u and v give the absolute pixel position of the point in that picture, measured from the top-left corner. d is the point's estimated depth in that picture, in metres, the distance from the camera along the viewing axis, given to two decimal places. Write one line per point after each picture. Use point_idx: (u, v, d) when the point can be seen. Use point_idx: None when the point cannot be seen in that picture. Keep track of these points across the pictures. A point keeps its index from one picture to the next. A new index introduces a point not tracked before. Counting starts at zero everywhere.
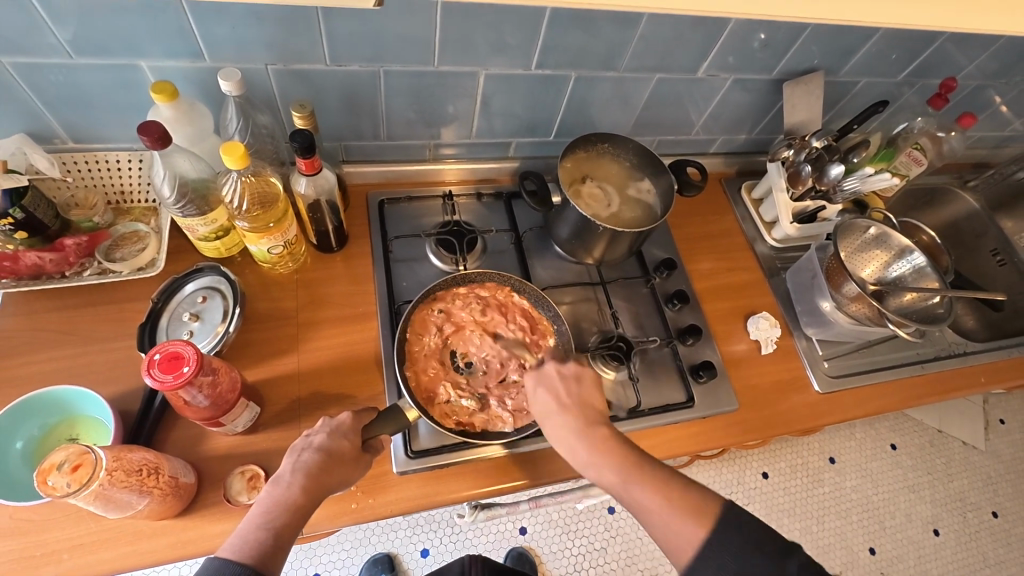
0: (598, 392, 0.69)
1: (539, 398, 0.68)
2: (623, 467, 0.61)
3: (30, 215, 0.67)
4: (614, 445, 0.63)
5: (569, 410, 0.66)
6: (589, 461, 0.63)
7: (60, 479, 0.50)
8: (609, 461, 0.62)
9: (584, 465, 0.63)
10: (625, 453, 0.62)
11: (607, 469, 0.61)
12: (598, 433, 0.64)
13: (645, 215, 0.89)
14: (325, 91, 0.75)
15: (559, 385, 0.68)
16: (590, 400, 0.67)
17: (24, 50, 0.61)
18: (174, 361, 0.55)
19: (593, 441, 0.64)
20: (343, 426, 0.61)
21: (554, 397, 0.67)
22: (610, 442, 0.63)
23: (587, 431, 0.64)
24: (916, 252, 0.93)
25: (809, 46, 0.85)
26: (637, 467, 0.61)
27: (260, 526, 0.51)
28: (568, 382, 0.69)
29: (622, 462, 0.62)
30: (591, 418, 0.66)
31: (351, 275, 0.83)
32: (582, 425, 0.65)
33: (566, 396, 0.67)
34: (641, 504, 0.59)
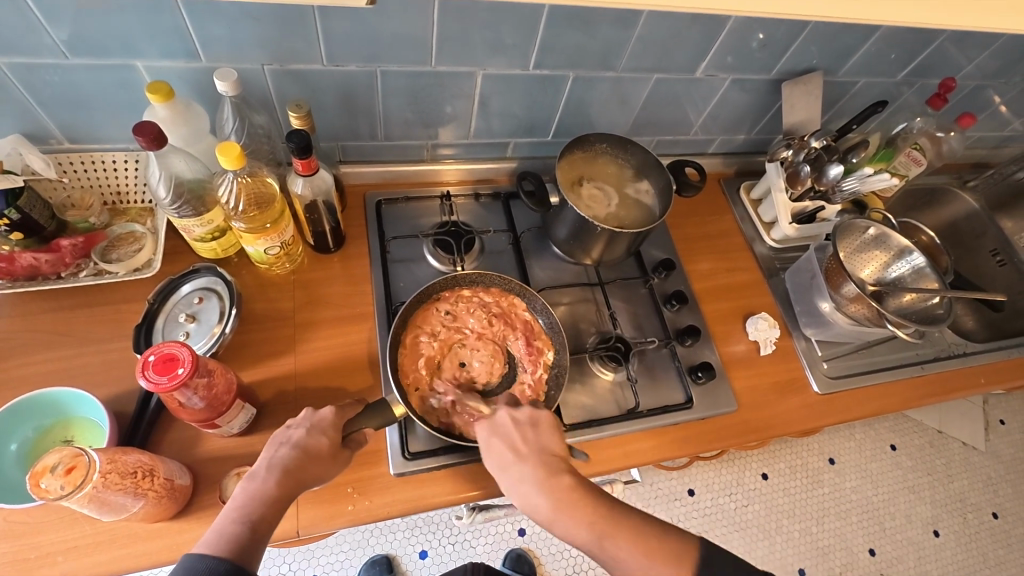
0: (555, 436, 0.65)
1: (495, 453, 0.63)
2: (596, 525, 0.58)
3: (26, 216, 0.67)
4: (579, 494, 0.60)
5: (527, 463, 0.61)
6: (553, 516, 0.59)
7: (53, 482, 0.49)
8: (581, 520, 0.58)
9: (549, 523, 0.59)
10: (591, 501, 0.60)
11: (577, 525, 0.58)
12: (562, 483, 0.60)
13: (644, 216, 0.88)
14: (322, 90, 0.74)
15: (514, 435, 0.64)
16: (547, 446, 0.63)
17: (18, 50, 0.60)
18: (169, 362, 0.54)
19: (555, 496, 0.59)
20: (324, 422, 0.60)
21: (510, 449, 0.63)
22: (575, 491, 0.60)
23: (549, 482, 0.60)
24: (916, 252, 0.93)
25: (808, 46, 0.84)
26: (607, 519, 0.59)
27: (236, 521, 0.50)
28: (522, 430, 0.64)
29: (594, 516, 0.59)
30: (549, 470, 0.61)
31: (349, 276, 0.83)
32: (543, 478, 0.60)
33: (523, 449, 0.62)
34: (618, 559, 0.57)
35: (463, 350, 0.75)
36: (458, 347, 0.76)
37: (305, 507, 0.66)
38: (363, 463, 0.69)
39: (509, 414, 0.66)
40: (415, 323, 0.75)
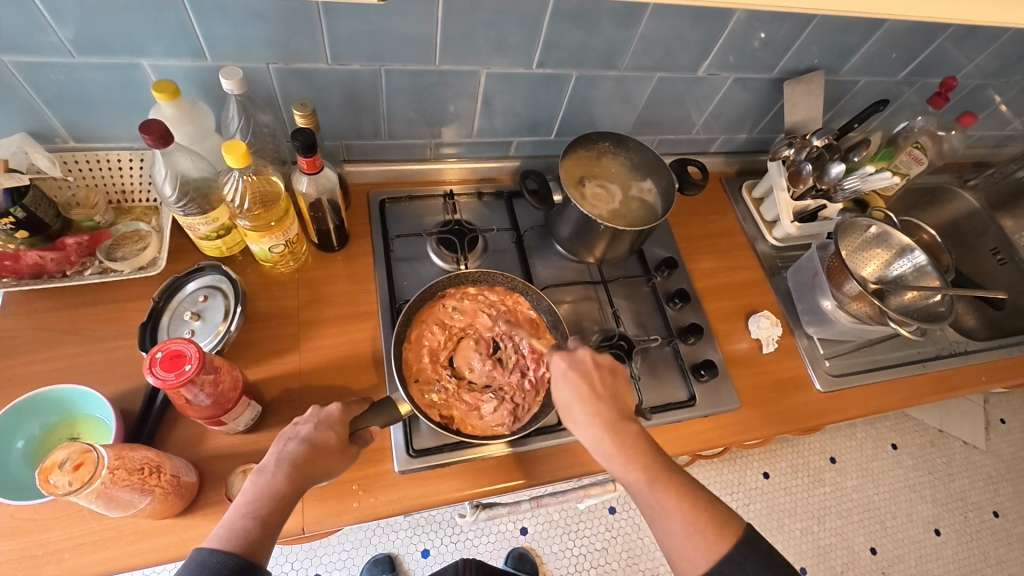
0: (626, 387, 0.67)
1: (564, 389, 0.65)
2: (649, 474, 0.61)
3: (31, 214, 0.67)
4: (642, 445, 0.63)
5: (603, 402, 0.64)
6: (612, 455, 0.62)
7: (61, 478, 0.50)
8: (635, 463, 0.61)
9: (609, 458, 0.63)
10: (651, 455, 0.62)
11: (631, 467, 0.61)
12: (630, 431, 0.63)
13: (647, 214, 0.88)
14: (326, 89, 0.75)
15: (587, 372, 0.65)
16: (622, 395, 0.66)
17: (25, 49, 0.61)
18: (176, 359, 0.55)
19: (618, 435, 0.63)
20: (331, 417, 0.60)
21: (586, 387, 0.64)
22: (640, 442, 0.63)
23: (618, 427, 0.63)
24: (917, 251, 0.93)
25: (809, 46, 0.85)
26: (661, 470, 0.61)
27: (246, 516, 0.50)
28: (593, 371, 0.66)
29: (648, 466, 0.61)
30: (619, 414, 0.64)
31: (352, 275, 0.83)
32: (611, 421, 0.63)
33: (594, 388, 0.64)
34: (659, 508, 0.60)
35: (469, 347, 0.76)
36: (463, 343, 0.76)
37: (310, 505, 0.66)
38: (367, 461, 0.69)
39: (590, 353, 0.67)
40: (421, 320, 0.76)
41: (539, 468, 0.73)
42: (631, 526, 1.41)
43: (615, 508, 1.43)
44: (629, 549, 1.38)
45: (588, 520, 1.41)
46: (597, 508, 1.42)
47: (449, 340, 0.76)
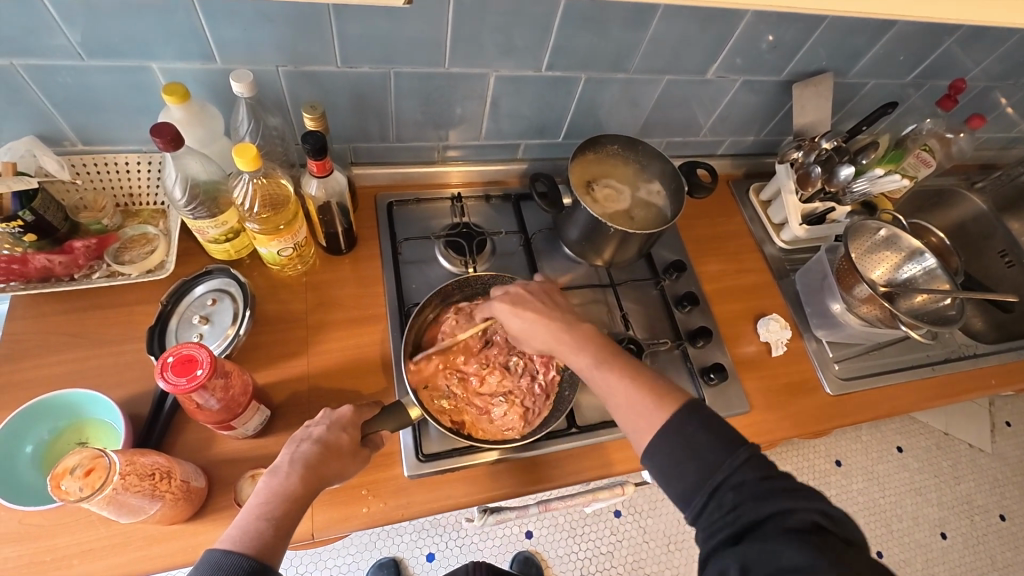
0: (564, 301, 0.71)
1: (514, 325, 0.67)
2: (598, 360, 0.63)
3: (40, 218, 0.67)
4: (595, 340, 0.66)
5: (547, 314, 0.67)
6: (563, 351, 0.65)
7: (72, 484, 0.49)
8: (588, 353, 0.64)
9: (562, 355, 0.65)
10: (605, 347, 0.65)
11: (584, 355, 0.64)
12: (582, 330, 0.66)
13: (657, 217, 0.88)
14: (335, 91, 0.74)
15: (522, 297, 0.69)
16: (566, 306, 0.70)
17: (34, 52, 0.60)
18: (187, 363, 0.54)
19: (570, 333, 0.66)
20: (343, 418, 0.60)
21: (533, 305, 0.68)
22: (593, 337, 0.66)
23: (569, 328, 0.66)
24: (927, 253, 0.93)
25: (818, 48, 0.84)
26: (614, 357, 0.64)
27: (260, 517, 0.50)
28: (538, 295, 0.70)
29: (600, 354, 0.64)
30: (568, 318, 0.68)
31: (360, 278, 0.83)
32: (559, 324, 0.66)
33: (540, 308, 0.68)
34: (610, 390, 0.61)
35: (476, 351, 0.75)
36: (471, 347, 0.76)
37: (319, 510, 0.65)
38: (377, 466, 0.69)
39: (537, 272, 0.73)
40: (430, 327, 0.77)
41: (550, 472, 0.72)
42: (636, 530, 1.41)
43: (620, 511, 1.42)
44: (634, 553, 1.38)
45: (594, 524, 1.41)
46: (603, 511, 1.42)
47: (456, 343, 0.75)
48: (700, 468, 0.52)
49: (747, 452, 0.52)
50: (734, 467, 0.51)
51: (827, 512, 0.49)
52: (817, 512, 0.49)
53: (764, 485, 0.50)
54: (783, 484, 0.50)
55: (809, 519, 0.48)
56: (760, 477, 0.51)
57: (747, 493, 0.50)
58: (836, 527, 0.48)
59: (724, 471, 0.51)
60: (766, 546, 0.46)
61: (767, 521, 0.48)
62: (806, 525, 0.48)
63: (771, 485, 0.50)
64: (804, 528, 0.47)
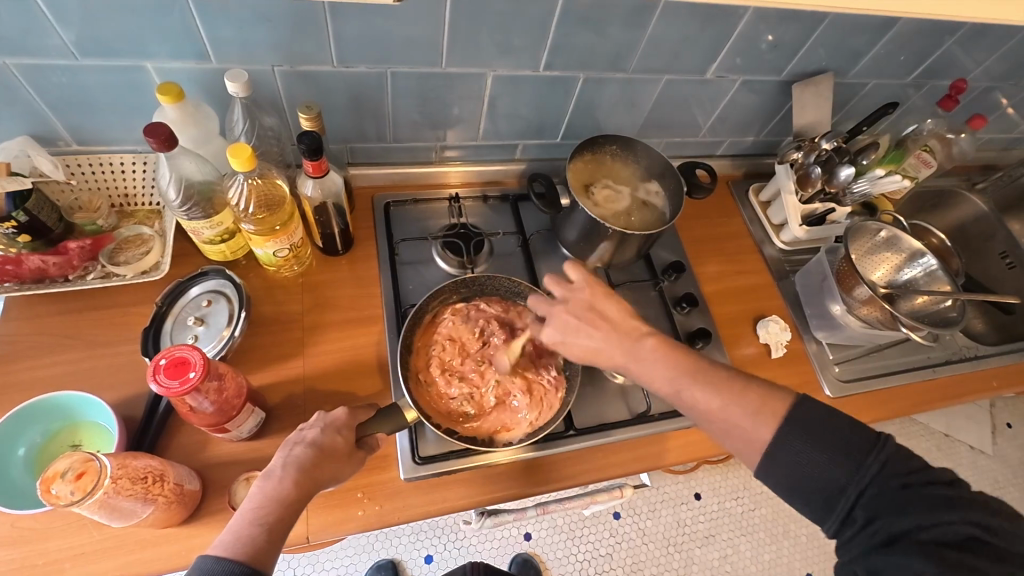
0: (617, 307, 0.68)
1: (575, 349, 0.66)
2: (678, 378, 0.63)
3: (34, 218, 0.66)
4: (664, 351, 0.64)
5: (606, 337, 0.66)
6: (636, 371, 0.65)
7: (63, 488, 0.49)
8: (665, 368, 0.63)
9: (638, 377, 0.65)
10: (677, 356, 0.64)
11: (660, 374, 0.63)
12: (646, 346, 0.65)
13: (655, 217, 0.87)
14: (331, 91, 0.74)
15: (572, 320, 0.67)
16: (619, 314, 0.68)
17: (28, 52, 0.60)
18: (181, 366, 0.54)
19: (637, 355, 0.65)
20: (338, 421, 0.59)
21: (585, 323, 0.66)
22: (661, 351, 0.64)
23: (633, 347, 0.65)
24: (928, 255, 0.92)
25: (818, 48, 0.84)
26: (691, 367, 0.63)
27: (253, 522, 0.49)
28: (590, 311, 0.67)
29: (676, 368, 0.63)
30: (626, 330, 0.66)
31: (357, 278, 0.82)
32: (619, 340, 0.66)
33: (596, 328, 0.66)
34: (698, 406, 0.61)
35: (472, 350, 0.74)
36: (467, 346, 0.74)
37: (315, 513, 0.65)
38: (373, 468, 0.68)
39: (578, 273, 0.69)
40: (424, 327, 0.76)
41: (547, 475, 0.72)
42: (635, 532, 1.40)
43: (619, 513, 1.42)
44: (634, 555, 1.37)
45: (593, 525, 1.40)
46: (602, 513, 1.41)
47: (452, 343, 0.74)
48: (818, 482, 0.53)
49: (877, 462, 0.52)
50: (865, 479, 0.52)
51: (985, 522, 0.48)
52: (969, 524, 0.48)
53: (901, 496, 0.50)
54: (931, 494, 0.50)
55: (963, 533, 0.48)
56: (893, 486, 0.51)
57: (879, 505, 0.51)
58: (997, 539, 0.48)
59: (854, 484, 0.52)
60: (892, 559, 0.48)
61: (903, 535, 0.49)
62: (954, 537, 0.48)
63: (906, 496, 0.50)
64: (953, 543, 0.47)
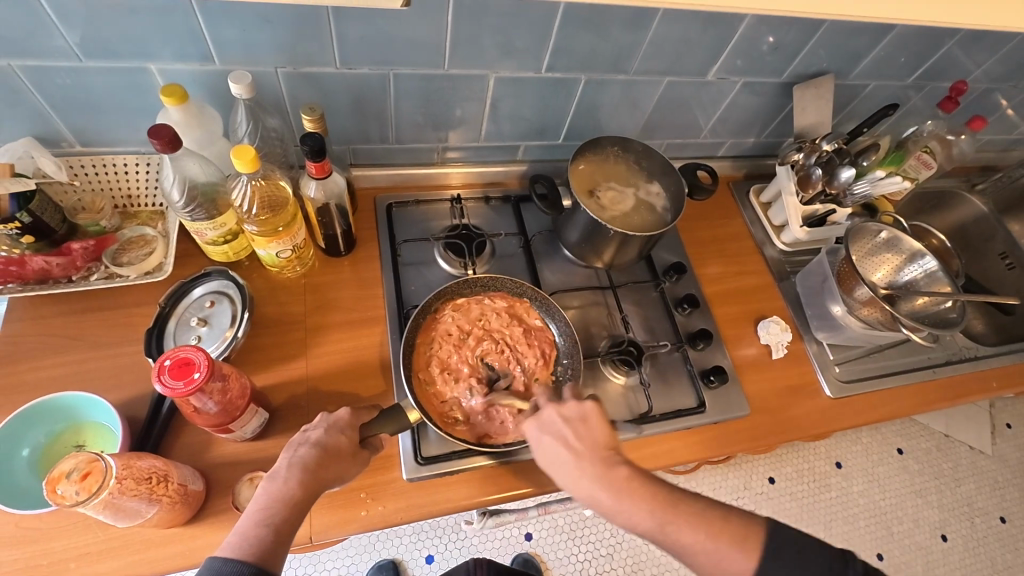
0: (606, 427, 0.63)
1: (561, 480, 0.61)
2: (658, 511, 0.57)
3: (37, 219, 0.66)
4: (640, 484, 0.59)
5: (584, 458, 0.60)
6: (615, 507, 0.58)
7: (69, 488, 0.49)
8: (643, 503, 0.57)
9: (611, 513, 0.58)
10: (651, 488, 0.59)
11: (639, 510, 0.57)
12: (618, 474, 0.59)
13: (656, 219, 0.87)
14: (335, 93, 0.74)
15: (565, 431, 0.62)
16: (600, 439, 0.62)
17: (33, 53, 0.60)
18: (185, 366, 0.54)
19: (612, 485, 0.59)
20: (341, 421, 0.60)
21: (563, 444, 0.61)
22: (635, 482, 0.59)
23: (605, 475, 0.59)
24: (928, 256, 0.93)
25: (819, 50, 0.84)
26: (668, 501, 0.58)
27: (259, 523, 0.50)
28: (570, 430, 0.62)
29: (653, 501, 0.58)
30: (604, 458, 0.60)
31: (360, 280, 0.83)
32: (598, 470, 0.59)
33: (579, 459, 0.60)
34: (681, 542, 0.56)
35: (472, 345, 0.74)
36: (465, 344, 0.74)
37: (318, 513, 0.65)
38: (375, 469, 0.68)
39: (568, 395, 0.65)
40: (428, 322, 0.76)
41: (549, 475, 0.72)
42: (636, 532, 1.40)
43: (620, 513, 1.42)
44: (634, 555, 1.37)
45: (593, 526, 1.40)
46: (603, 513, 1.41)
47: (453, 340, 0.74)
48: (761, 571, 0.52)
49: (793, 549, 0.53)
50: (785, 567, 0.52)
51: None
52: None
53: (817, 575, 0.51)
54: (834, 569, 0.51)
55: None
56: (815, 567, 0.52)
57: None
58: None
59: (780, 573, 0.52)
60: None
61: None
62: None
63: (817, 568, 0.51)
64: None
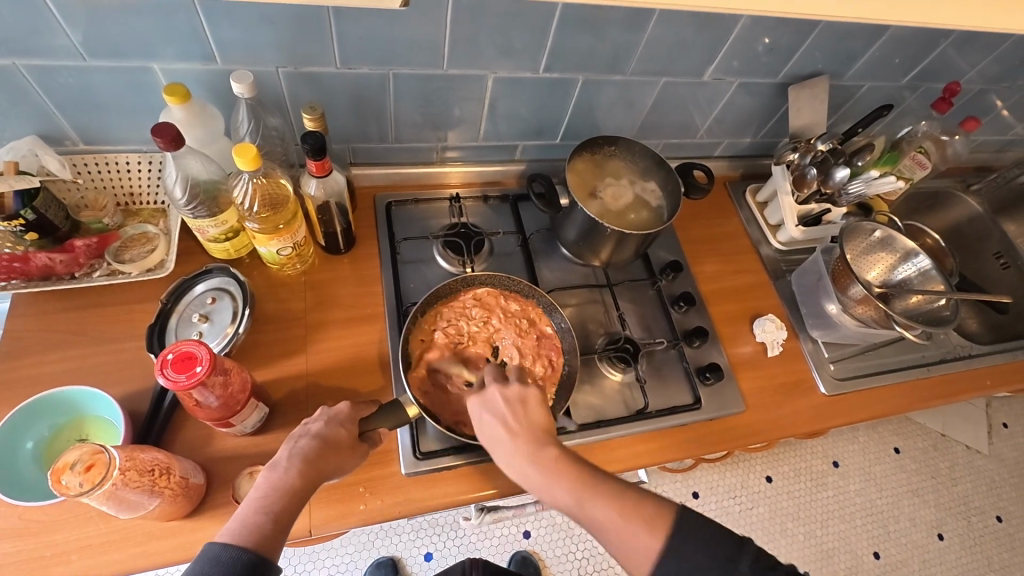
0: (543, 411, 0.64)
1: (499, 456, 0.61)
2: (576, 487, 0.58)
3: (41, 216, 0.68)
4: (564, 463, 0.59)
5: (516, 435, 0.61)
6: (542, 486, 0.59)
7: (73, 479, 0.50)
8: (563, 481, 0.58)
9: (540, 490, 0.59)
10: (574, 468, 0.59)
11: (558, 490, 0.58)
12: (546, 454, 0.60)
13: (653, 217, 0.88)
14: (335, 93, 0.75)
15: (505, 411, 0.63)
16: (534, 420, 0.62)
17: (37, 52, 0.61)
18: (187, 360, 0.55)
19: (541, 463, 0.59)
20: (341, 414, 0.61)
21: (500, 424, 0.62)
22: (562, 461, 0.59)
23: (534, 453, 0.60)
24: (921, 255, 0.94)
25: (813, 51, 0.85)
26: (586, 479, 0.58)
27: (258, 511, 0.50)
28: (517, 403, 0.63)
29: (574, 479, 0.58)
30: (540, 436, 0.61)
31: (359, 277, 0.83)
32: (530, 448, 0.60)
33: (514, 439, 0.61)
34: (598, 521, 0.56)
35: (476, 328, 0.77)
36: (471, 329, 0.77)
37: (317, 507, 0.66)
38: (374, 463, 0.69)
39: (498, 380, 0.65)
40: (434, 308, 0.78)
41: None
42: None
43: None
44: None
45: None
46: None
47: (461, 323, 0.77)
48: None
49: None
50: None
51: None
52: None
53: None
54: None
55: None
56: None
57: None
58: None
59: None
60: None
61: None
62: None
63: None
64: None
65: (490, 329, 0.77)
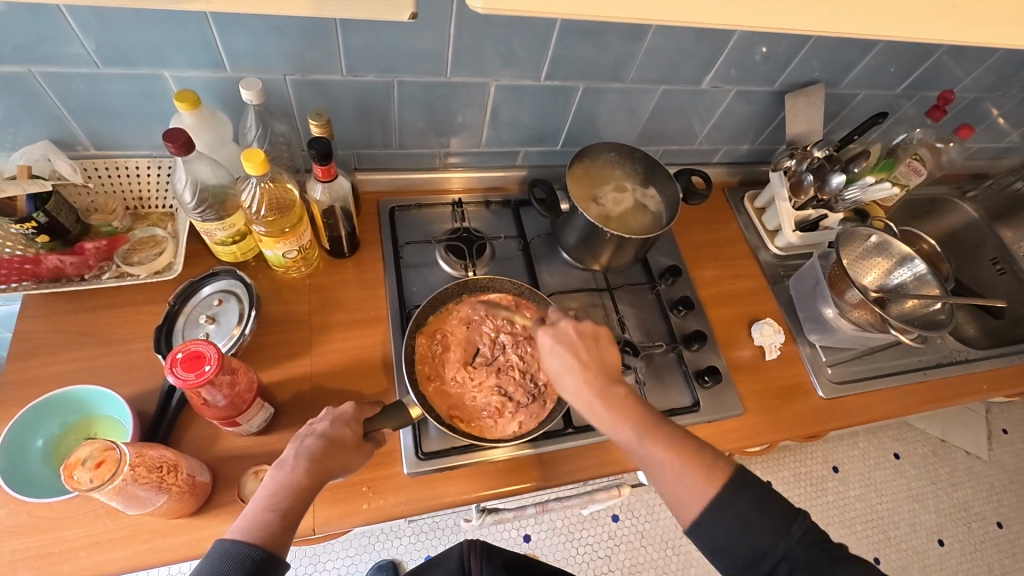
0: (613, 351, 0.68)
1: (565, 384, 0.65)
2: (640, 428, 0.61)
3: (53, 219, 0.69)
4: (631, 406, 0.63)
5: (589, 369, 0.64)
6: (604, 416, 0.63)
7: (84, 475, 0.52)
8: (626, 419, 0.62)
9: (602, 420, 0.63)
10: (640, 411, 0.63)
11: (623, 423, 0.62)
12: (616, 392, 0.64)
13: (652, 222, 0.89)
14: (340, 100, 0.77)
15: (575, 342, 0.66)
16: (606, 357, 0.66)
17: (52, 60, 0.63)
18: (196, 359, 0.56)
19: (609, 401, 0.63)
20: (345, 415, 0.62)
21: (571, 354, 0.65)
22: (629, 402, 0.63)
23: (603, 387, 0.64)
24: (916, 260, 0.95)
25: (809, 61, 0.87)
26: (650, 424, 0.62)
27: (266, 508, 0.52)
28: (587, 340, 0.67)
29: (639, 420, 0.62)
30: (608, 375, 0.65)
31: (363, 281, 0.85)
32: (602, 388, 0.64)
33: (585, 373, 0.64)
34: (654, 459, 0.60)
35: (479, 332, 0.79)
36: (473, 334, 0.78)
37: (321, 507, 0.67)
38: (378, 464, 0.70)
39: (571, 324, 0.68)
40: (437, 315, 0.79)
41: (544, 472, 0.74)
42: (633, 534, 1.42)
43: (618, 516, 1.43)
44: (632, 556, 1.39)
45: (592, 527, 1.41)
46: (601, 515, 1.43)
47: (467, 320, 0.79)
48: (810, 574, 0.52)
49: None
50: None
51: None
52: None
53: None
54: None
55: None
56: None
57: None
58: None
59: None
60: None
61: None
62: None
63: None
64: None
65: (496, 326, 0.79)
